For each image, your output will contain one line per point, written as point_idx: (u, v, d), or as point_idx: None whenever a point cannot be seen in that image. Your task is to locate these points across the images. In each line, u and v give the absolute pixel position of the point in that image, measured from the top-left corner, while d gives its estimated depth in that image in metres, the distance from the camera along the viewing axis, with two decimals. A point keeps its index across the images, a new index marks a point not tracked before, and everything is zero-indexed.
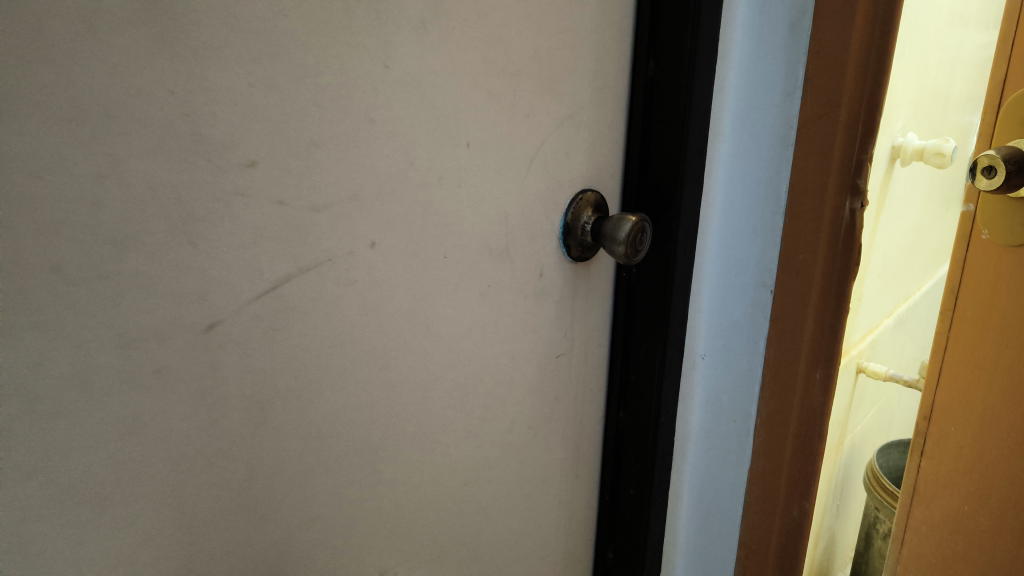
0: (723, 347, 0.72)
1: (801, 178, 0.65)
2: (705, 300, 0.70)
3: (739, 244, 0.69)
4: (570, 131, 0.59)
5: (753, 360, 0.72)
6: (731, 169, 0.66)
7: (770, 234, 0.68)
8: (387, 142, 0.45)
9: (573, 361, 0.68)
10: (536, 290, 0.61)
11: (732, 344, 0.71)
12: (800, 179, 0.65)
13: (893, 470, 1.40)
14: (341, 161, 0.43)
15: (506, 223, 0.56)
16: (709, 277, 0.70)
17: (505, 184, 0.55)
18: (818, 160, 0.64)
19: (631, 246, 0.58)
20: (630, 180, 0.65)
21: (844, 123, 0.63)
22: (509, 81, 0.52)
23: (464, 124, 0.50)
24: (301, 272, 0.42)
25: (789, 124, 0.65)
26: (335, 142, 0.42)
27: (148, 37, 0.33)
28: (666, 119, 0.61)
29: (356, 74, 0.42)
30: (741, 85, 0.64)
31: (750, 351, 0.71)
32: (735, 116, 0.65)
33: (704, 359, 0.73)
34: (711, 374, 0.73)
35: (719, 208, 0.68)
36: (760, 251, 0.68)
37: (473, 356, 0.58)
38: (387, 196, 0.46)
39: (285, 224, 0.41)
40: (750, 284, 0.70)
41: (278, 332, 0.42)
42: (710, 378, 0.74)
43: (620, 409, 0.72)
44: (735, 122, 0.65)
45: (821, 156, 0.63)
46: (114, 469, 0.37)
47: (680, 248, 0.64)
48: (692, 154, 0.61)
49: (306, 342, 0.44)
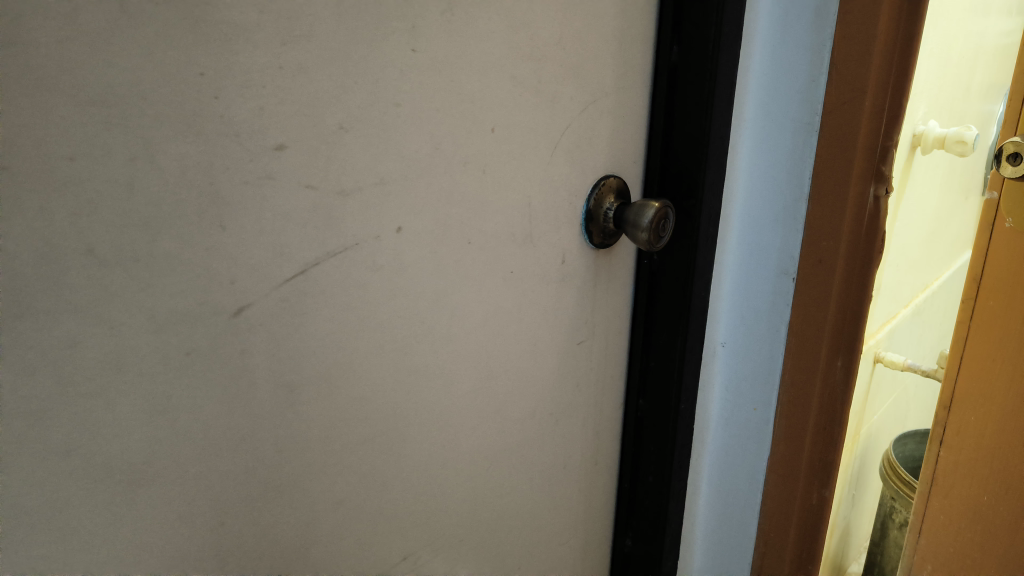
0: (743, 336, 0.72)
1: (826, 165, 0.65)
2: (727, 284, 0.71)
3: (760, 232, 0.68)
4: (593, 117, 0.58)
5: (774, 348, 0.71)
6: (753, 157, 0.66)
7: (793, 222, 0.67)
8: (413, 126, 0.45)
9: (594, 348, 0.67)
10: (558, 276, 0.61)
11: (754, 333, 0.71)
12: (824, 166, 0.65)
13: (910, 460, 1.39)
14: (368, 145, 0.43)
15: (529, 209, 0.56)
16: (731, 263, 0.70)
17: (529, 170, 0.54)
18: (841, 146, 0.63)
19: (653, 233, 0.58)
20: (653, 167, 0.65)
21: (869, 108, 0.62)
22: (534, 66, 0.52)
23: (489, 108, 0.50)
24: (328, 257, 0.42)
25: (813, 110, 0.64)
26: (363, 125, 0.42)
27: (179, 19, 0.33)
28: (690, 105, 0.61)
29: (383, 58, 0.42)
30: (764, 71, 0.64)
31: (771, 339, 0.71)
32: (758, 101, 0.65)
33: (724, 347, 0.73)
34: (732, 360, 0.73)
35: (742, 195, 0.67)
36: (783, 239, 0.68)
37: (496, 342, 0.58)
38: (413, 181, 0.46)
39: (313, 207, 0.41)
40: (772, 272, 0.69)
41: (305, 315, 0.42)
42: (730, 367, 0.73)
43: (640, 397, 0.72)
44: (757, 110, 0.65)
45: (845, 141, 0.63)
46: (145, 450, 0.37)
47: (702, 234, 0.63)
48: (716, 139, 0.61)
49: (333, 325, 0.44)
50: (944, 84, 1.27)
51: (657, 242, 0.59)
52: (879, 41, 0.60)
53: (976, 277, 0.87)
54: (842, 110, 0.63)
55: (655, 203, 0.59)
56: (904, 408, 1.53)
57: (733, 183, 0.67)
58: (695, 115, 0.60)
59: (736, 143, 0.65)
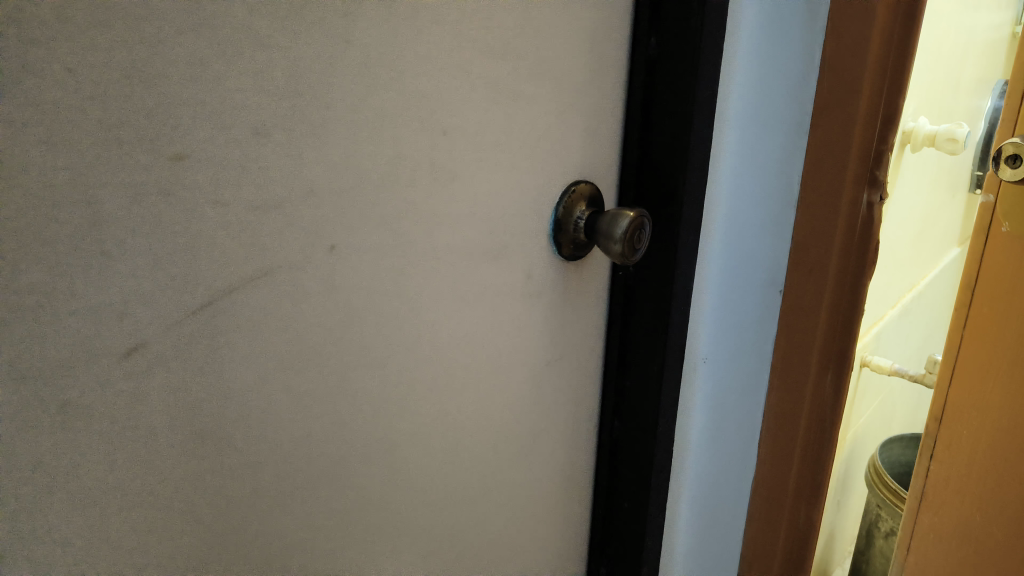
0: (727, 350, 0.66)
1: (817, 170, 0.61)
2: (708, 304, 0.63)
3: (746, 238, 0.62)
4: (562, 118, 0.53)
5: (761, 362, 0.68)
6: (737, 155, 0.59)
7: (781, 229, 0.63)
8: (348, 132, 0.39)
9: (566, 368, 0.62)
10: (524, 293, 0.55)
11: (741, 348, 0.66)
12: (815, 170, 0.61)
13: (896, 465, 1.35)
14: (286, 156, 0.37)
15: (491, 220, 0.50)
16: (713, 278, 0.62)
17: (489, 177, 0.49)
18: (836, 152, 0.59)
19: (628, 245, 0.53)
20: (627, 173, 0.59)
21: (865, 109, 0.57)
22: (493, 61, 0.46)
23: (443, 109, 0.44)
24: (244, 283, 0.37)
25: (805, 108, 0.60)
26: (282, 132, 0.37)
27: (48, 18, 0.28)
28: (668, 104, 0.55)
29: (314, 53, 0.37)
30: (749, 59, 0.57)
31: (757, 353, 0.67)
32: (743, 95, 0.57)
33: (704, 363, 0.65)
34: (711, 382, 0.67)
35: (725, 197, 0.60)
36: (771, 248, 0.64)
37: (456, 367, 0.52)
38: (349, 194, 0.40)
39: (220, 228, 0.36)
40: (759, 283, 0.65)
41: (214, 348, 0.37)
42: (711, 384, 0.67)
43: (615, 418, 0.67)
44: (742, 103, 0.58)
45: (841, 146, 0.59)
46: (13, 516, 0.32)
47: (682, 245, 0.58)
48: (697, 142, 0.55)
49: (249, 356, 0.39)
50: (933, 80, 1.23)
51: (631, 255, 0.54)
52: (876, 36, 0.55)
53: (969, 284, 0.82)
54: (830, 110, 0.59)
55: (631, 212, 0.53)
56: (891, 410, 1.49)
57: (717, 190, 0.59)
58: (674, 115, 0.55)
59: (720, 146, 0.58)
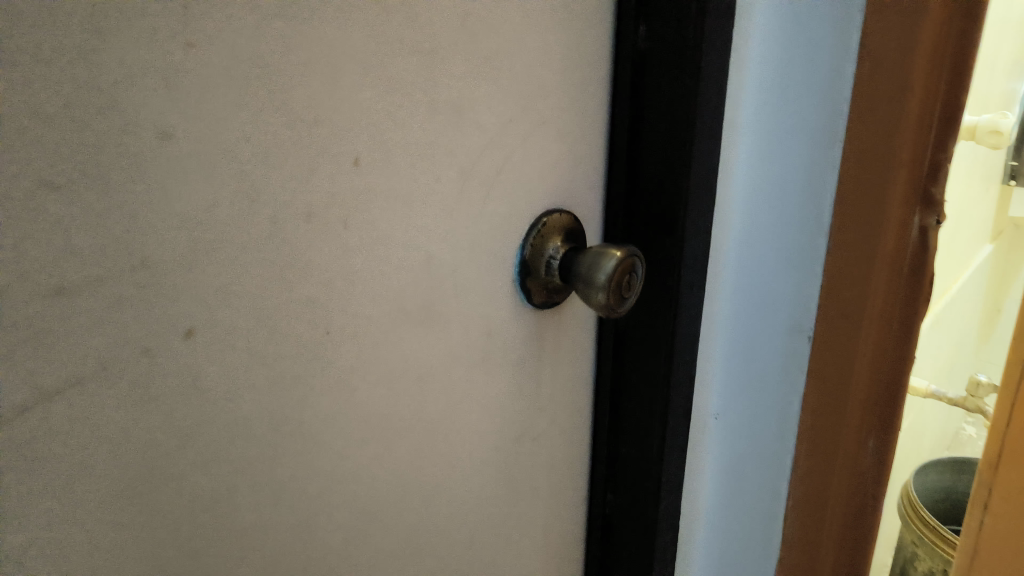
0: (743, 407, 0.57)
1: (853, 191, 0.48)
2: (718, 344, 0.54)
3: (765, 276, 0.53)
4: (523, 134, 0.41)
5: (785, 427, 0.56)
6: (750, 178, 0.50)
7: (809, 264, 0.52)
8: (206, 171, 0.27)
9: (542, 436, 0.51)
10: (483, 355, 0.44)
11: (759, 404, 0.56)
12: (853, 193, 0.48)
13: (931, 492, 1.23)
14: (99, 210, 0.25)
15: (431, 270, 0.38)
16: (724, 314, 0.53)
17: (426, 217, 0.37)
18: (879, 169, 0.47)
19: (614, 296, 0.41)
20: (613, 197, 0.48)
21: (915, 117, 0.45)
22: (422, 63, 0.34)
23: (352, 132, 0.32)
24: (35, 402, 0.24)
25: (838, 116, 0.48)
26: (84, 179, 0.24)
27: None
28: (662, 116, 0.44)
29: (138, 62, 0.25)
30: (765, 62, 0.48)
31: (780, 413, 0.56)
32: (756, 104, 0.49)
33: (717, 418, 0.57)
34: (722, 436, 0.57)
35: (736, 228, 0.51)
36: (794, 287, 0.52)
37: (396, 458, 0.40)
38: (215, 257, 0.29)
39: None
40: (780, 327, 0.53)
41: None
42: (726, 443, 0.58)
43: (608, 492, 0.56)
44: (756, 115, 0.49)
45: (885, 164, 0.46)
46: None
47: (684, 283, 0.47)
48: (700, 155, 0.45)
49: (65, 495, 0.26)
50: None
51: (619, 306, 0.42)
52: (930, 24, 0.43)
53: None
54: (877, 118, 0.46)
55: (617, 251, 0.42)
56: (921, 428, 1.36)
57: (724, 212, 0.50)
58: (671, 128, 0.44)
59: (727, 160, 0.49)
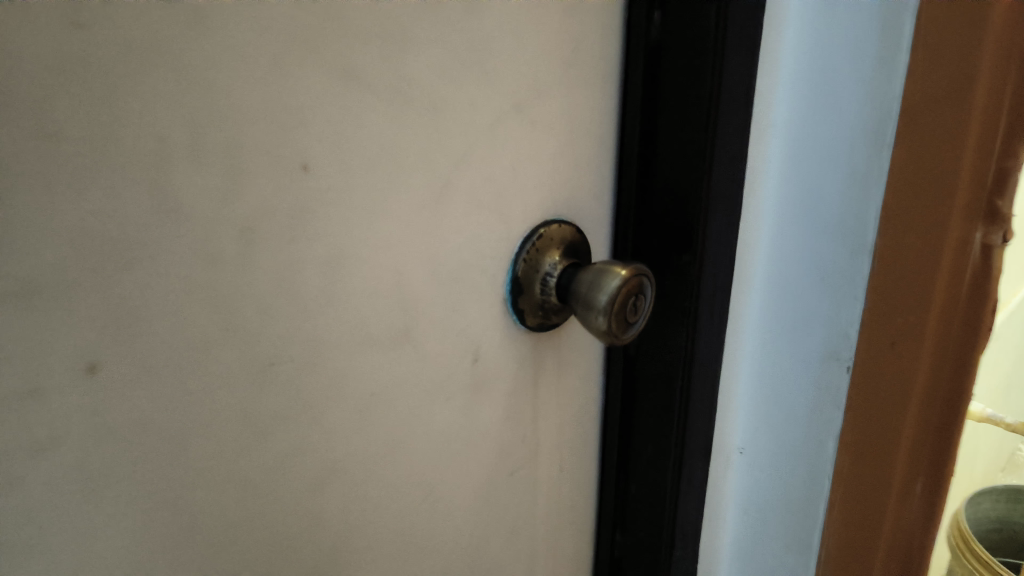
0: (770, 444, 0.52)
1: (905, 209, 0.42)
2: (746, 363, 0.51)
3: (797, 300, 0.47)
4: (517, 136, 0.36)
5: (815, 468, 0.50)
6: (782, 196, 0.46)
7: (847, 287, 0.45)
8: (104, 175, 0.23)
9: (543, 471, 0.46)
10: (471, 384, 0.39)
11: (788, 440, 0.51)
12: (903, 211, 0.43)
13: (983, 522, 1.14)
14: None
15: (406, 290, 0.33)
16: (752, 332, 0.50)
17: (398, 229, 0.32)
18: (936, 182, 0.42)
19: (617, 322, 0.36)
20: (624, 210, 0.44)
21: (977, 125, 0.41)
22: (387, 53, 0.29)
23: (302, 130, 0.27)
24: None
25: (887, 119, 0.41)
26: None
27: None
28: (678, 122, 0.39)
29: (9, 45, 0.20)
30: (801, 67, 0.43)
31: (810, 452, 0.50)
32: (790, 116, 0.44)
33: (740, 454, 0.54)
34: (747, 463, 0.53)
35: (763, 253, 0.48)
36: (830, 312, 0.46)
37: (364, 501, 0.35)
38: (128, 286, 0.24)
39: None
40: (814, 355, 0.48)
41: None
42: (752, 479, 0.54)
43: (617, 532, 0.51)
44: (794, 124, 0.44)
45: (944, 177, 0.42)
46: None
47: (703, 303, 0.43)
48: (722, 162, 0.40)
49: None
50: None
51: (624, 334, 0.37)
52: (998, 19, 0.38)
53: None
54: (929, 126, 0.41)
55: (621, 270, 0.36)
56: (974, 451, 1.27)
57: (751, 224, 0.46)
58: (689, 137, 0.39)
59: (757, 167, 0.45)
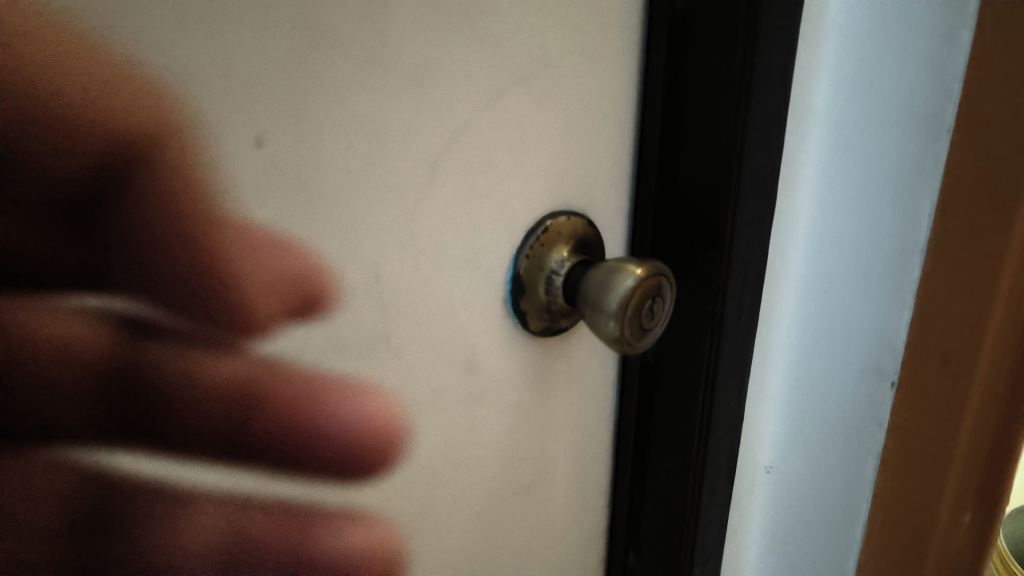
0: (801, 460, 0.48)
1: (957, 209, 0.38)
2: (777, 381, 0.46)
3: (835, 310, 0.44)
4: (518, 116, 0.31)
5: (850, 487, 0.46)
6: (825, 198, 0.42)
7: (892, 294, 0.41)
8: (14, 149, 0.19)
9: (548, 489, 0.41)
10: (466, 393, 0.34)
11: (818, 458, 0.47)
12: (956, 212, 0.38)
13: None
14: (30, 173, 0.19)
15: (387, 287, 0.29)
16: (787, 347, 0.46)
17: (378, 216, 0.28)
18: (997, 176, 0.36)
19: (628, 331, 0.32)
20: (645, 202, 0.39)
21: None
22: (359, 10, 0.25)
23: (263, 98, 0.23)
24: None
25: (943, 102, 0.38)
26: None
27: None
28: (704, 99, 0.35)
29: None
30: (851, 53, 0.39)
31: (844, 470, 0.46)
32: (836, 105, 0.40)
33: (771, 472, 0.49)
34: (777, 491, 0.50)
35: (803, 257, 0.43)
36: (874, 322, 0.42)
37: (342, 526, 0.31)
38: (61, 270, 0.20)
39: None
40: (854, 369, 0.44)
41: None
42: (782, 501, 0.50)
43: (630, 552, 0.47)
44: (838, 119, 0.40)
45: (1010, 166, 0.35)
46: None
47: (728, 307, 0.38)
48: (754, 146, 0.35)
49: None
50: None
51: (637, 343, 0.32)
52: None
53: None
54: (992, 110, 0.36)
55: (637, 268, 0.31)
56: None
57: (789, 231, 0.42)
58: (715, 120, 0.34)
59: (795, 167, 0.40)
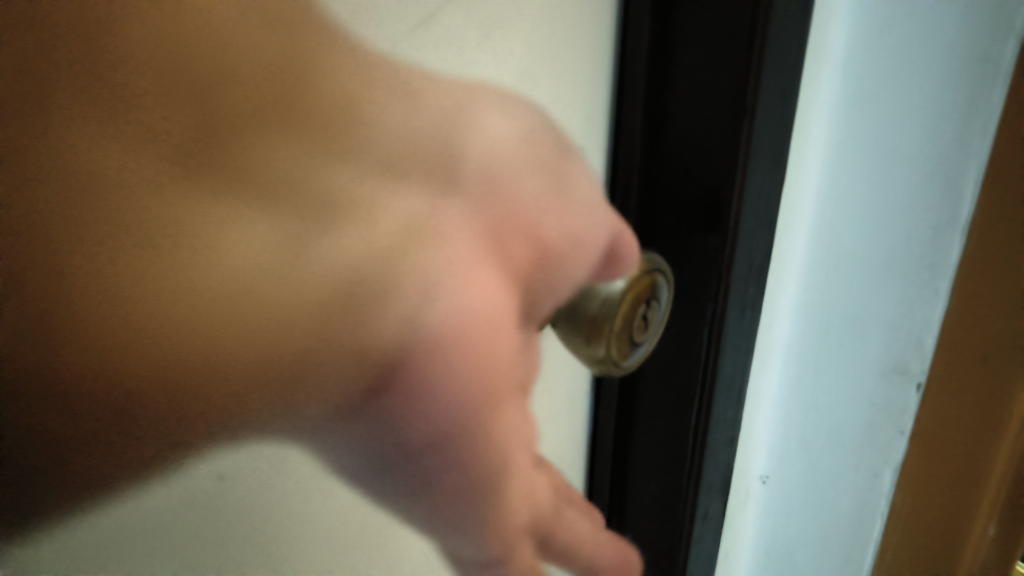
0: (804, 472, 0.41)
1: (1008, 185, 0.30)
2: (779, 359, 0.39)
3: (849, 298, 0.36)
4: (489, 55, 0.23)
5: (861, 507, 0.40)
6: (842, 162, 0.34)
7: (921, 282, 0.34)
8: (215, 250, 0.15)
9: None
10: None
11: (825, 471, 0.40)
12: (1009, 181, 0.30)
13: None
14: (431, 186, 0.20)
15: None
16: (789, 337, 0.39)
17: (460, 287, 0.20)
18: None
19: (616, 348, 0.25)
20: (619, 167, 0.31)
21: None
22: None
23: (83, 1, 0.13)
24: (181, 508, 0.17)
25: (995, 40, 0.29)
26: (431, 173, 0.20)
27: None
28: (706, 38, 0.28)
29: None
30: None
31: (852, 489, 0.40)
32: (857, 44, 0.33)
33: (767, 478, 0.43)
34: (775, 503, 0.43)
35: (812, 231, 0.36)
36: (896, 311, 0.35)
37: None
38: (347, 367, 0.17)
39: (185, 338, 0.14)
40: (869, 368, 0.37)
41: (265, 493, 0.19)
42: (780, 513, 0.43)
43: None
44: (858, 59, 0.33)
45: None
46: None
47: (732, 301, 0.31)
48: (769, 96, 0.28)
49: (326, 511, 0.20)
50: None
51: (621, 356, 0.26)
52: None
53: None
54: None
55: (640, 268, 0.25)
56: None
57: (799, 178, 0.35)
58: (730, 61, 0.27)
59: (809, 101, 0.33)
